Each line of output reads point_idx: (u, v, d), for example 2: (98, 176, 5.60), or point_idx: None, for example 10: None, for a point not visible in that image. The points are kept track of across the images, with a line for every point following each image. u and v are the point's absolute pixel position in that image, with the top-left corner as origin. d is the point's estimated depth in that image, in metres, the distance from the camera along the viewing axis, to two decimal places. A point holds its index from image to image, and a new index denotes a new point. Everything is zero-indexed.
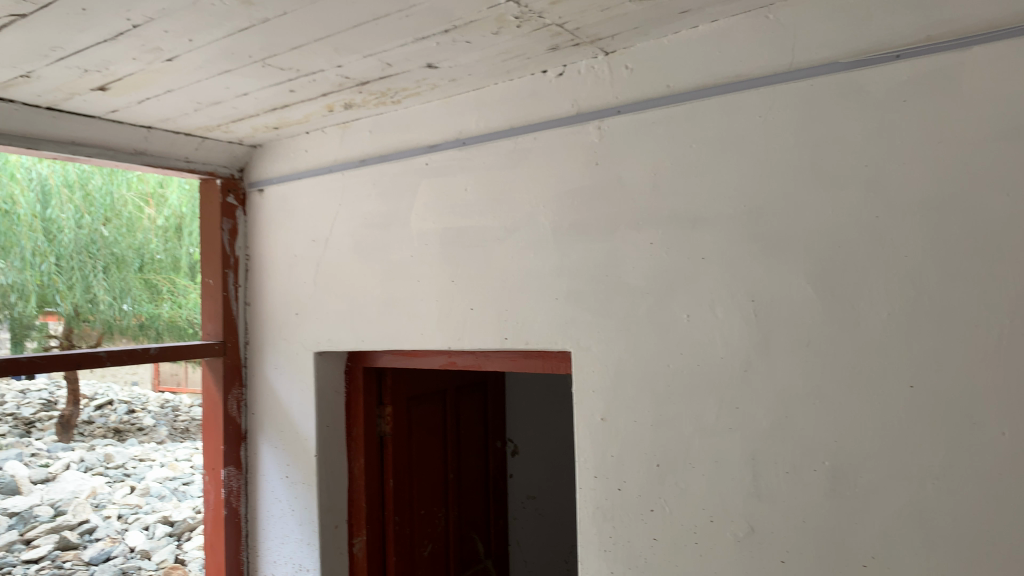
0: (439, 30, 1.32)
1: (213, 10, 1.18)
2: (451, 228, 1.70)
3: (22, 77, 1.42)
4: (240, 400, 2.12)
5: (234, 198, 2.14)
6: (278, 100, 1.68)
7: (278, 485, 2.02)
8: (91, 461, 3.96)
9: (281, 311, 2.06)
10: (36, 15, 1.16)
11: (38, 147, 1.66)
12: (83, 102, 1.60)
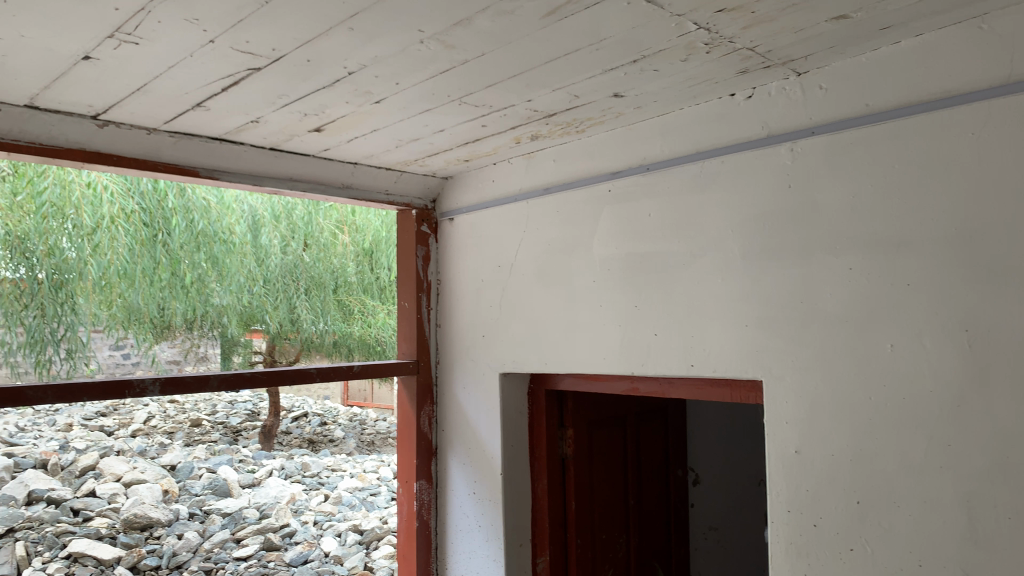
0: (627, 61, 1.35)
1: (418, 55, 1.27)
2: (635, 254, 1.71)
3: (251, 123, 1.59)
4: (431, 417, 2.23)
5: (427, 227, 2.27)
6: (469, 134, 1.77)
7: (466, 500, 2.10)
8: (291, 470, 4.69)
9: (469, 333, 2.15)
10: (268, 68, 1.30)
11: (261, 183, 1.86)
12: (300, 143, 1.77)
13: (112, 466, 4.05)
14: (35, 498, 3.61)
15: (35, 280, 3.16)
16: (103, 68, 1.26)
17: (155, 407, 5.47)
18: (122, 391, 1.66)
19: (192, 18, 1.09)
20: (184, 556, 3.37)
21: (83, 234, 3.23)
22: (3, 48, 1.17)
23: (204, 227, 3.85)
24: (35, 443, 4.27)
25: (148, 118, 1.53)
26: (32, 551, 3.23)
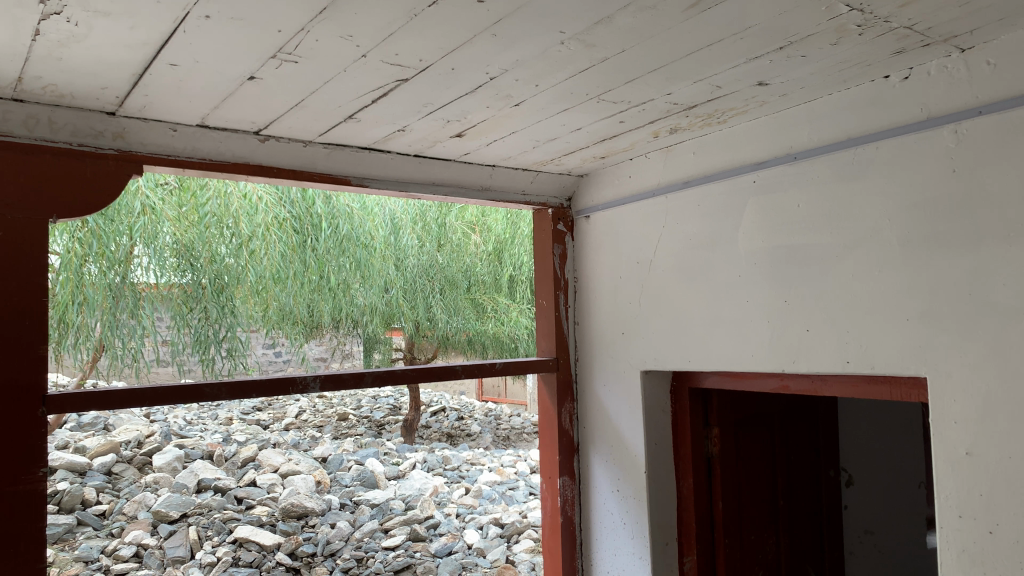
0: (773, 48, 1.31)
1: (558, 56, 1.28)
2: (783, 246, 1.66)
3: (398, 131, 1.66)
4: (572, 414, 2.25)
5: (563, 226, 2.28)
6: (607, 131, 1.76)
7: (610, 498, 2.10)
8: (433, 462, 4.84)
9: (608, 330, 2.15)
10: (415, 78, 1.35)
11: (407, 188, 1.93)
12: (443, 148, 1.82)
13: (269, 458, 4.34)
14: (205, 487, 3.92)
15: (199, 285, 3.36)
16: (265, 86, 1.35)
17: (305, 403, 5.82)
18: (286, 387, 1.76)
19: (347, 34, 1.15)
20: (337, 545, 3.54)
21: (242, 242, 3.47)
22: (180, 74, 1.27)
23: (349, 232, 4.02)
24: (202, 435, 4.64)
25: (304, 131, 1.62)
26: (204, 535, 3.52)
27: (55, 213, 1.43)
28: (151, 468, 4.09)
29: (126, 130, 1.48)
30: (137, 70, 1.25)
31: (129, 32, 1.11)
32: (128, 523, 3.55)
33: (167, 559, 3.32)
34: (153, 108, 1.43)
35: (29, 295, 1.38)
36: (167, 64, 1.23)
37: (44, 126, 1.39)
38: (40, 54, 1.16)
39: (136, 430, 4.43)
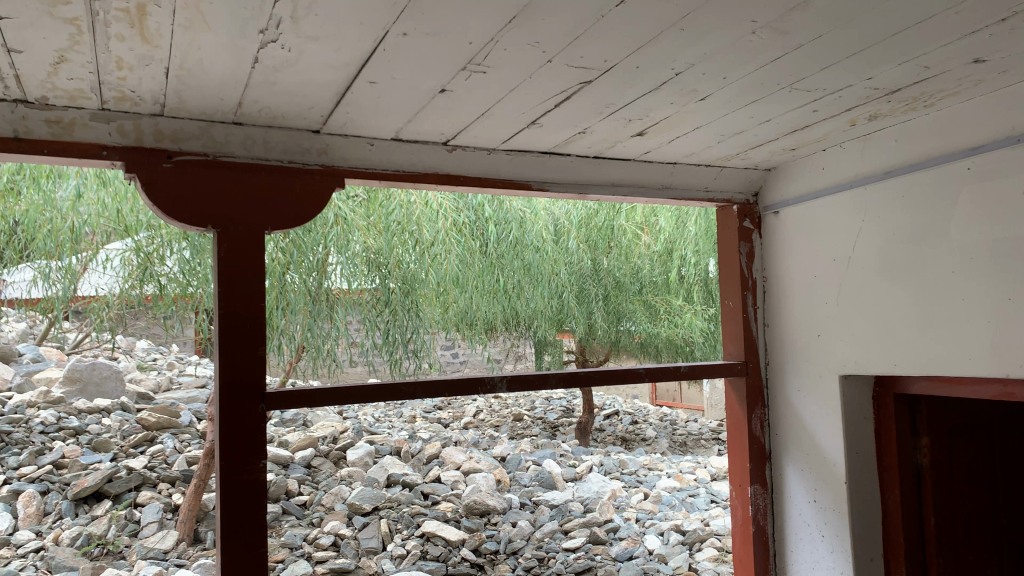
0: (993, 21, 1.19)
1: (749, 47, 1.23)
2: (1004, 238, 1.50)
3: (579, 134, 1.66)
4: (763, 420, 2.16)
5: (750, 223, 2.19)
6: (798, 122, 1.68)
7: (805, 509, 2.00)
8: (609, 466, 4.82)
9: (802, 332, 2.04)
10: (599, 79, 1.34)
11: (587, 192, 1.91)
12: (624, 148, 1.80)
13: (452, 455, 4.48)
14: (394, 481, 4.15)
15: (388, 289, 3.59)
16: (454, 98, 1.39)
17: (482, 403, 5.99)
18: (476, 388, 1.81)
19: (534, 41, 1.16)
20: (519, 544, 3.61)
21: (424, 246, 3.62)
22: (378, 91, 1.34)
23: (522, 237, 4.10)
24: (390, 432, 4.89)
25: (489, 139, 1.66)
26: (393, 528, 3.70)
27: (270, 226, 1.55)
28: (345, 463, 4.37)
29: (329, 146, 1.59)
30: (341, 89, 1.33)
31: (334, 55, 1.18)
32: (327, 514, 3.80)
33: (362, 549, 3.52)
34: (353, 124, 1.52)
35: (250, 300, 1.51)
36: (367, 82, 1.30)
37: (260, 146, 1.52)
38: (257, 80, 1.27)
39: (331, 427, 4.74)
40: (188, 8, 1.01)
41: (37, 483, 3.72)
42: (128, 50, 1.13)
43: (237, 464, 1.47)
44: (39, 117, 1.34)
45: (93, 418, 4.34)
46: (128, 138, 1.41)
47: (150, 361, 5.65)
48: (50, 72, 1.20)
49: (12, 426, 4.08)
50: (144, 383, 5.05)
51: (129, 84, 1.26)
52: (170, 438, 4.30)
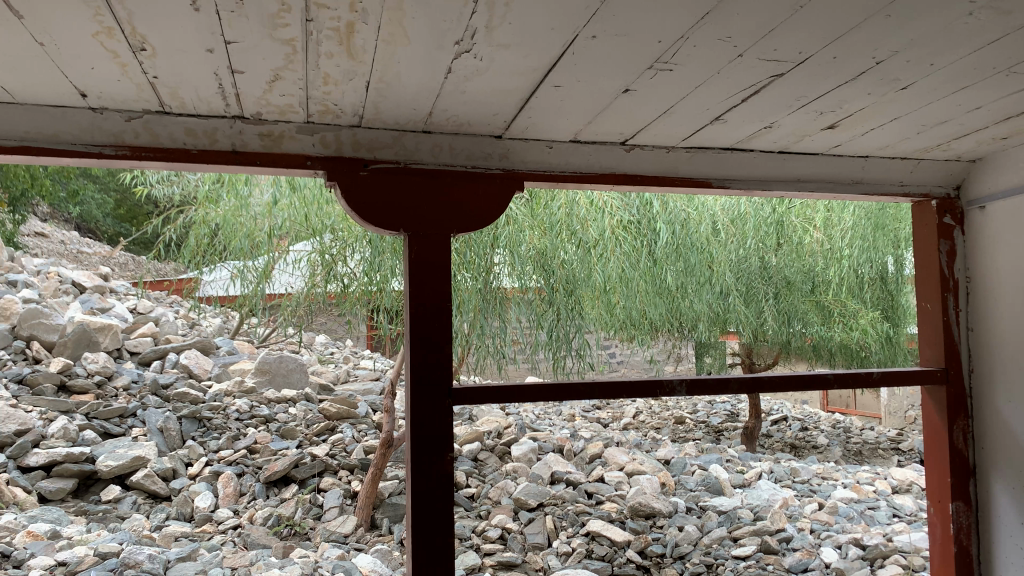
0: None
1: (963, 30, 1.14)
2: None
3: (764, 129, 1.60)
4: (967, 433, 2.00)
5: (950, 219, 2.03)
6: (1013, 108, 1.54)
7: (1020, 531, 1.84)
8: (780, 473, 4.62)
9: (1014, 338, 1.87)
10: (792, 72, 1.29)
11: (769, 187, 1.84)
12: (811, 142, 1.72)
13: (615, 455, 4.46)
14: (557, 479, 4.19)
15: (548, 289, 3.64)
16: (638, 97, 1.39)
17: (642, 404, 5.92)
18: (654, 391, 1.80)
19: (726, 36, 1.13)
20: (685, 548, 3.54)
21: (588, 247, 3.61)
22: (562, 94, 1.36)
23: (686, 237, 4.01)
24: (553, 430, 4.94)
25: (669, 137, 1.64)
26: (559, 525, 3.73)
27: (455, 230, 1.61)
28: (510, 458, 4.45)
29: (511, 150, 1.62)
30: (526, 94, 1.35)
31: (524, 61, 1.21)
32: (494, 507, 3.89)
33: (528, 545, 3.57)
34: (535, 128, 1.55)
35: (438, 301, 1.58)
36: (552, 87, 1.32)
37: (446, 153, 1.58)
38: (448, 89, 1.32)
39: (496, 422, 4.84)
40: (392, 24, 1.07)
41: (233, 466, 4.05)
42: (335, 66, 1.21)
43: (428, 458, 1.54)
44: (253, 131, 1.48)
45: (281, 407, 4.67)
46: (329, 148, 1.52)
47: (328, 355, 6.01)
48: (266, 89, 1.31)
49: (212, 412, 4.48)
50: (325, 375, 5.39)
51: (333, 98, 1.35)
52: (349, 428, 4.55)
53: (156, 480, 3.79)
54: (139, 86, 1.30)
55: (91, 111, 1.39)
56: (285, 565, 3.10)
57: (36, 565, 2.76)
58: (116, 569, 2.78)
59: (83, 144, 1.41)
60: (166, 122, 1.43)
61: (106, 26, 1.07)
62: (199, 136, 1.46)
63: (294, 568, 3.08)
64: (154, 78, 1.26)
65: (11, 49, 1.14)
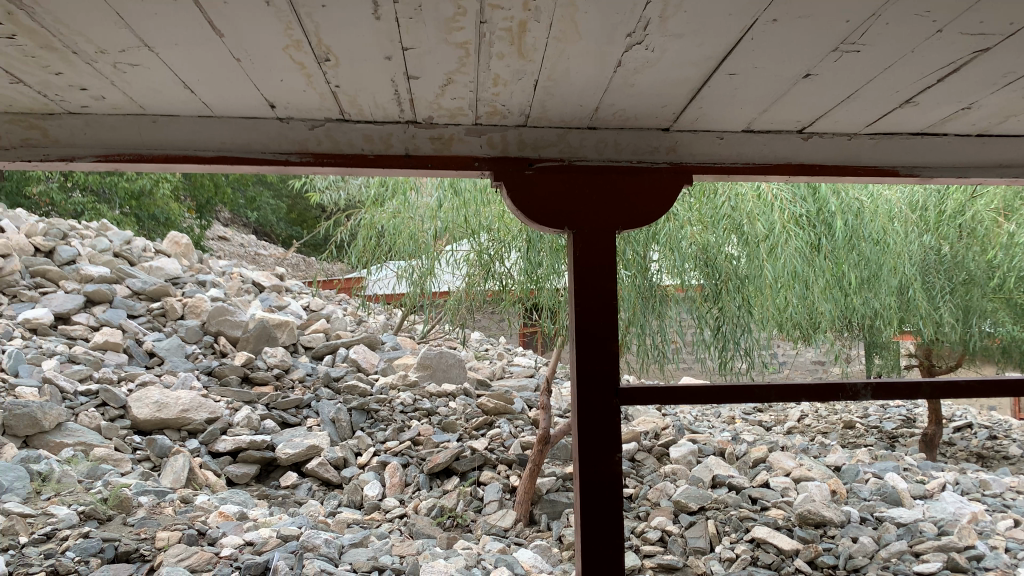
0: None
1: None
2: None
3: (961, 110, 1.47)
4: None
5: None
6: None
7: None
8: (967, 486, 4.25)
9: None
10: (998, 46, 1.17)
11: (967, 175, 1.67)
12: (1016, 122, 1.56)
13: (781, 460, 4.26)
14: (719, 483, 4.06)
15: (700, 286, 3.57)
16: (819, 82, 1.31)
17: (808, 408, 5.63)
18: (836, 395, 1.71)
19: (924, 11, 1.04)
20: (861, 561, 3.33)
21: (754, 242, 3.46)
22: (736, 83, 1.30)
23: (860, 227, 3.73)
24: (712, 432, 4.80)
25: (851, 122, 1.54)
26: (721, 530, 3.61)
27: (620, 227, 1.58)
28: (668, 459, 4.36)
29: (679, 144, 1.57)
30: (697, 84, 1.31)
31: (697, 51, 1.17)
32: (654, 509, 3.83)
33: (689, 548, 3.49)
34: (704, 119, 1.50)
35: (604, 300, 1.56)
36: (726, 75, 1.27)
37: (611, 149, 1.55)
38: (617, 83, 1.29)
39: (653, 423, 4.75)
40: (564, 21, 1.06)
41: (399, 456, 4.23)
42: (505, 67, 1.22)
43: (596, 458, 1.53)
44: (425, 135, 1.53)
45: (442, 401, 4.82)
46: (496, 149, 1.54)
47: (484, 352, 6.14)
48: (439, 93, 1.34)
49: (378, 404, 4.69)
50: (482, 372, 5.50)
51: (502, 99, 1.37)
52: (507, 423, 4.62)
53: (329, 468, 4.01)
54: (323, 95, 1.37)
55: (279, 120, 1.51)
56: (450, 556, 3.17)
57: (227, 544, 2.97)
58: (297, 551, 2.94)
59: (271, 152, 1.51)
60: (346, 130, 1.52)
61: (295, 40, 1.14)
62: (376, 142, 1.52)
63: (458, 559, 3.15)
64: (337, 88, 1.33)
65: (213, 66, 1.24)
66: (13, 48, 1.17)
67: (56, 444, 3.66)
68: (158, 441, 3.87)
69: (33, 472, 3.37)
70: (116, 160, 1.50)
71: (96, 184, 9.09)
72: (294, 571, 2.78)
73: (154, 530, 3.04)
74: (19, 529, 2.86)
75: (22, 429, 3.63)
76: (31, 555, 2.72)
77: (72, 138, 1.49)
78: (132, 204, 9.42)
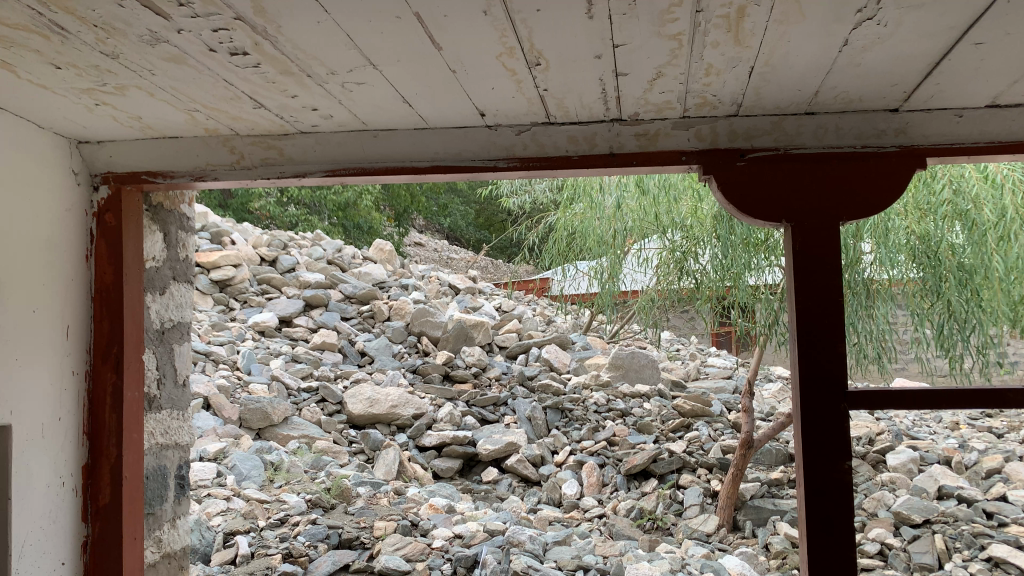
0: None
1: None
2: None
3: None
4: None
5: None
6: None
7: None
8: None
9: None
10: None
11: None
12: None
13: (1020, 472, 3.81)
14: (947, 494, 3.71)
15: (912, 279, 3.32)
16: None
17: None
18: None
19: None
20: None
21: (983, 232, 3.08)
22: (982, 53, 1.17)
23: None
24: (935, 439, 4.39)
25: None
26: (951, 546, 3.30)
27: (843, 218, 1.47)
28: (885, 467, 4.05)
29: (910, 125, 1.44)
30: (935, 58, 1.19)
31: (938, 20, 1.06)
32: (871, 520, 3.57)
33: (914, 564, 3.21)
34: (941, 96, 1.36)
35: (826, 294, 1.46)
36: (971, 45, 1.15)
37: (832, 134, 1.45)
38: (842, 64, 1.21)
39: (867, 427, 4.41)
40: (788, 2, 1.00)
41: (596, 456, 4.23)
42: (719, 56, 1.18)
43: (822, 464, 1.44)
44: (630, 132, 1.51)
45: (636, 401, 4.77)
46: (705, 142, 1.49)
47: (676, 352, 6.02)
48: (647, 88, 1.32)
49: (573, 404, 4.73)
50: (676, 372, 5.38)
51: (713, 89, 1.32)
52: (705, 425, 4.49)
53: (528, 465, 4.09)
54: (531, 100, 1.39)
55: (488, 128, 1.55)
56: (654, 559, 3.12)
57: (438, 535, 3.12)
58: (504, 546, 3.03)
59: (481, 159, 1.56)
60: (551, 133, 1.53)
61: (509, 47, 1.16)
62: (581, 142, 1.52)
63: (663, 562, 3.09)
64: (545, 91, 1.34)
65: (430, 79, 1.29)
66: (258, 75, 1.28)
67: (284, 436, 4.01)
68: (371, 436, 4.13)
69: (267, 462, 3.70)
70: (342, 174, 1.61)
71: (308, 199, 9.89)
72: (502, 565, 2.86)
73: (372, 520, 3.24)
74: (258, 513, 3.16)
75: (255, 422, 4.01)
76: (269, 538, 3.00)
77: (304, 156, 1.62)
78: (339, 215, 10.12)
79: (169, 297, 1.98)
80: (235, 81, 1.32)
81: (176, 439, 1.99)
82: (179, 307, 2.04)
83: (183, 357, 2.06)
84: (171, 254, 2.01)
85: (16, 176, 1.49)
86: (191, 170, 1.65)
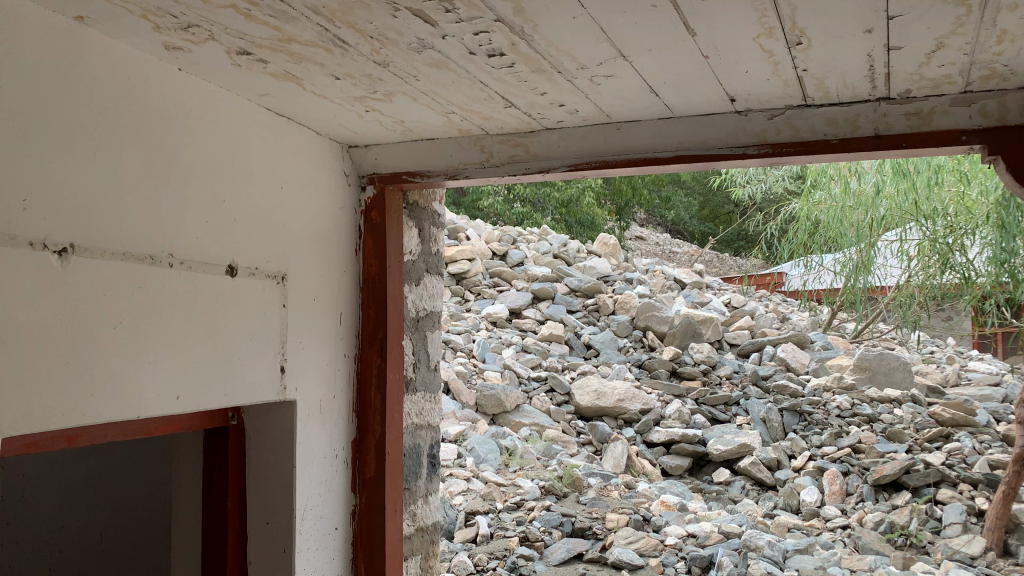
0: None
1: None
2: None
3: None
4: None
5: None
6: None
7: None
8: None
9: None
10: None
11: None
12: None
13: None
14: None
15: None
16: None
17: None
18: None
19: None
20: None
21: None
22: None
23: None
24: None
25: None
26: None
27: None
28: None
29: None
30: None
31: None
32: None
33: None
34: None
35: None
36: None
37: None
38: None
39: None
40: None
41: (838, 463, 3.96)
42: (1016, 20, 1.05)
43: None
44: (899, 112, 1.38)
45: (885, 407, 4.40)
46: (990, 119, 1.33)
47: (930, 354, 5.47)
48: (923, 63, 1.20)
49: (812, 406, 4.45)
50: (931, 376, 4.89)
51: (1004, 59, 1.18)
52: (968, 437, 4.03)
53: (762, 468, 3.91)
54: (787, 82, 1.32)
55: (737, 114, 1.49)
56: None
57: (671, 533, 3.09)
58: (740, 550, 2.92)
59: (729, 146, 1.51)
60: (808, 115, 1.44)
61: (769, 27, 1.11)
62: (841, 125, 1.43)
63: None
64: (804, 72, 1.27)
65: (681, 67, 1.27)
66: (511, 74, 1.33)
67: (516, 423, 4.16)
68: (599, 428, 4.18)
69: (502, 447, 3.86)
70: (585, 168, 1.63)
71: (533, 196, 10.17)
72: (739, 569, 2.77)
73: (604, 511, 3.27)
74: (496, 495, 3.30)
75: (490, 408, 4.20)
76: (507, 521, 3.14)
77: (549, 152, 1.66)
78: (562, 212, 10.28)
79: (423, 288, 2.12)
80: (490, 82, 1.38)
81: (429, 421, 2.13)
82: (432, 297, 2.18)
83: (436, 344, 2.20)
84: (425, 248, 2.15)
85: (300, 178, 1.66)
86: (445, 169, 1.75)
